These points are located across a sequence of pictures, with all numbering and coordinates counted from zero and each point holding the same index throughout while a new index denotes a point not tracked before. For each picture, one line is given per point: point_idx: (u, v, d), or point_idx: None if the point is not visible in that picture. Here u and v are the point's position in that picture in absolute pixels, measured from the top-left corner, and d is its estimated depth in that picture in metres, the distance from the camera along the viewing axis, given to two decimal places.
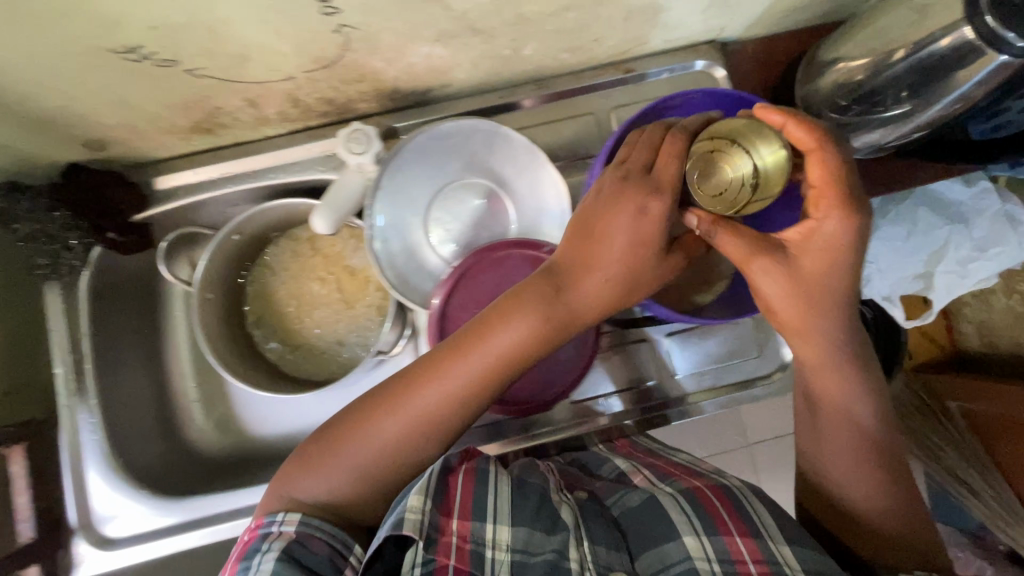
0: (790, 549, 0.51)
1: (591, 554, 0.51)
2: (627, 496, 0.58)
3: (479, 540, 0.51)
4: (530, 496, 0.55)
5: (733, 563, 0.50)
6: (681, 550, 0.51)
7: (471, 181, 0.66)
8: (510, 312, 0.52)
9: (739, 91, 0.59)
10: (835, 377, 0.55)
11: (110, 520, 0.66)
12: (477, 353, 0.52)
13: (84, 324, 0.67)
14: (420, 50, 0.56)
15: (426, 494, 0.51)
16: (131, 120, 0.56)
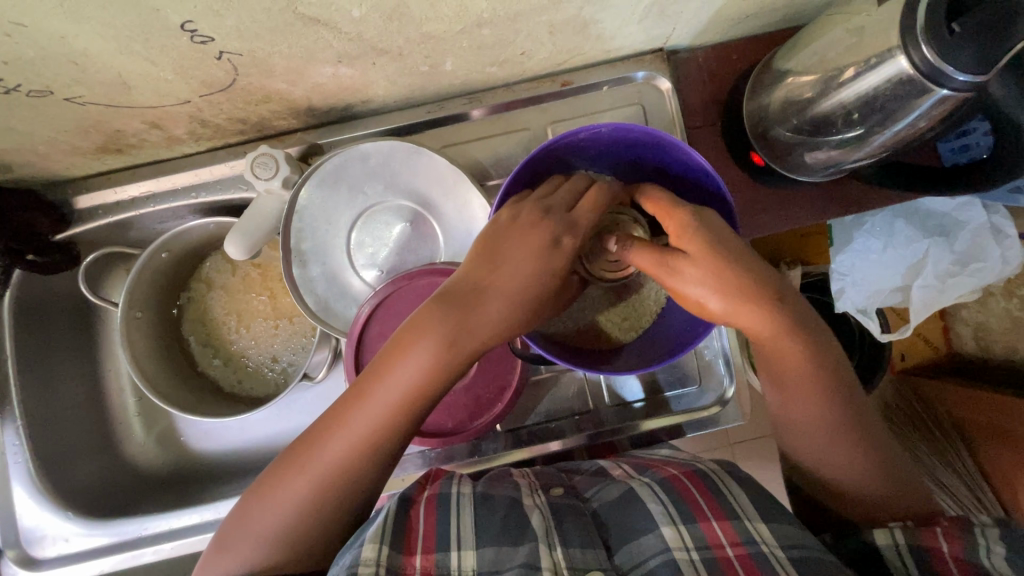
0: (766, 526, 0.49)
1: (565, 559, 0.48)
2: (604, 490, 0.58)
3: (445, 569, 0.48)
4: (496, 508, 0.54)
5: (711, 549, 0.47)
6: (659, 541, 0.49)
7: (396, 204, 0.63)
8: (409, 338, 0.46)
9: (649, 124, 0.51)
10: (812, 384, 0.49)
11: (41, 540, 0.66)
12: (379, 395, 0.47)
13: (8, 344, 0.65)
14: (325, 71, 0.53)
15: (382, 541, 0.47)
16: (28, 145, 0.54)
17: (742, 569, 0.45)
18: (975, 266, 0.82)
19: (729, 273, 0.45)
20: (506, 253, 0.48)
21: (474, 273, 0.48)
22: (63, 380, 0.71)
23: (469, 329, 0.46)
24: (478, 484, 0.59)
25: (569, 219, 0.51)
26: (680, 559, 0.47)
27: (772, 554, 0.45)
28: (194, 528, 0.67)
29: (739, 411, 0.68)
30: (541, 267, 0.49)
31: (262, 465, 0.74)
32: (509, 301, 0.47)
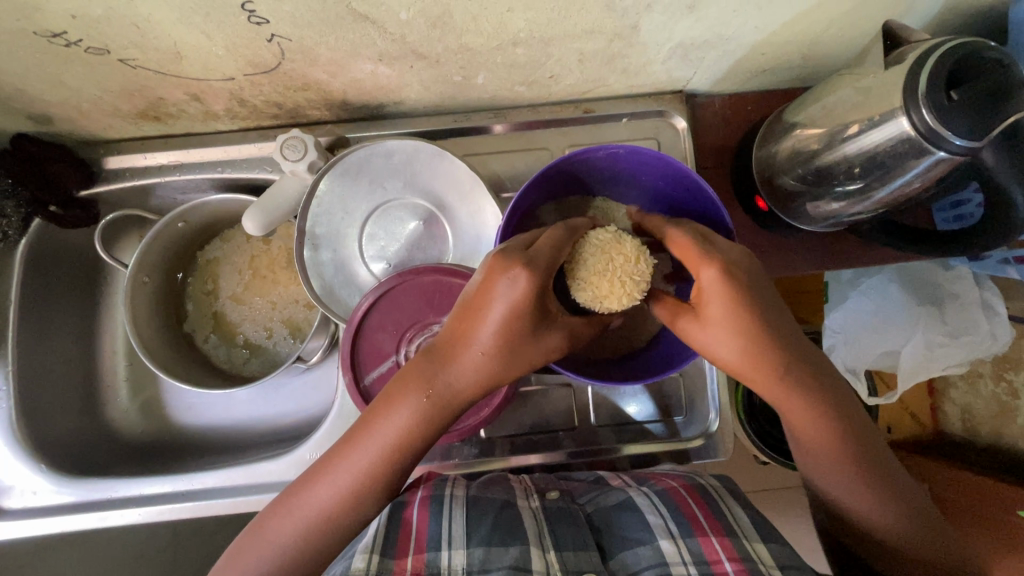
0: (764, 546, 0.49)
1: (558, 561, 0.50)
2: (604, 496, 0.59)
3: (434, 569, 0.48)
4: (488, 511, 0.55)
5: (709, 565, 0.47)
6: (657, 554, 0.50)
7: (411, 202, 0.65)
8: (408, 383, 0.49)
9: (662, 151, 0.54)
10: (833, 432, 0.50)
11: (8, 491, 0.65)
12: (376, 432, 0.50)
13: (14, 290, 0.66)
14: (365, 67, 0.56)
15: (372, 551, 0.48)
16: (74, 100, 0.57)
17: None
18: (966, 338, 0.83)
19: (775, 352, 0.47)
20: (476, 305, 0.47)
21: (453, 321, 0.49)
22: (59, 334, 0.72)
23: (456, 369, 0.48)
24: (472, 488, 0.60)
25: (533, 255, 0.47)
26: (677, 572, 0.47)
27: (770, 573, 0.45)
28: (165, 496, 0.66)
29: (722, 447, 0.69)
30: (518, 316, 0.46)
31: (242, 444, 0.75)
32: (484, 353, 0.47)
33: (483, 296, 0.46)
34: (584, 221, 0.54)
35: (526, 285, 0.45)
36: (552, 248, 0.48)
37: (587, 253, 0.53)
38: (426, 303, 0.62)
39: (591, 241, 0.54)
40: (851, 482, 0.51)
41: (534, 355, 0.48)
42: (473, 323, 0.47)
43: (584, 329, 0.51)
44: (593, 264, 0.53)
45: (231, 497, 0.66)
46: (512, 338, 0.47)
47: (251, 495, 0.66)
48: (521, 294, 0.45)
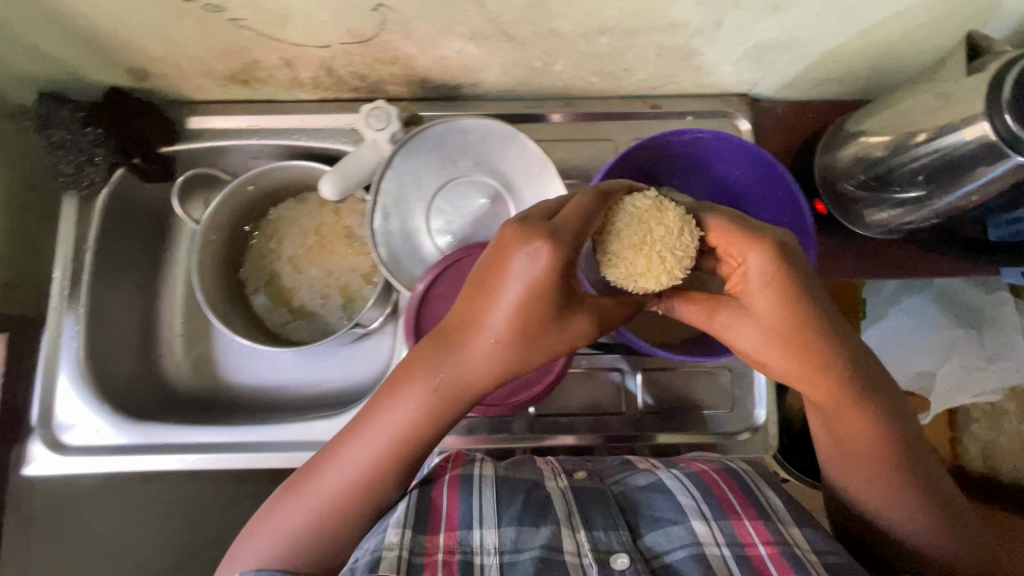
0: (799, 530, 0.52)
1: (588, 541, 0.51)
2: (632, 476, 0.59)
3: (467, 548, 0.50)
4: (519, 488, 0.55)
5: (742, 547, 0.50)
6: (689, 534, 0.52)
7: (479, 181, 0.67)
8: (426, 359, 0.48)
9: (746, 141, 0.56)
10: (859, 417, 0.51)
11: (70, 428, 0.66)
12: (392, 406, 0.49)
13: (92, 236, 0.69)
14: (453, 46, 0.58)
15: (405, 525, 0.50)
16: (175, 57, 0.60)
17: (775, 568, 0.48)
18: (1004, 364, 0.83)
19: (807, 339, 0.47)
20: (490, 286, 0.45)
21: (467, 300, 0.47)
22: (124, 284, 0.74)
23: (472, 351, 0.47)
24: (500, 466, 0.59)
25: (557, 226, 0.43)
26: (712, 554, 0.50)
27: (804, 557, 0.49)
28: (221, 445, 0.68)
29: (765, 442, 0.70)
30: (538, 300, 0.44)
31: (291, 404, 0.76)
32: (497, 338, 0.46)
33: (497, 278, 0.44)
34: (623, 182, 0.52)
35: (547, 263, 0.43)
36: (577, 225, 0.44)
37: (618, 222, 0.52)
38: None
39: (624, 207, 0.53)
40: (872, 470, 0.52)
41: (556, 340, 0.47)
42: (488, 303, 0.45)
43: (612, 306, 0.51)
44: (626, 233, 0.52)
45: (286, 450, 0.67)
46: (529, 322, 0.45)
47: (305, 450, 0.67)
48: (539, 275, 0.43)
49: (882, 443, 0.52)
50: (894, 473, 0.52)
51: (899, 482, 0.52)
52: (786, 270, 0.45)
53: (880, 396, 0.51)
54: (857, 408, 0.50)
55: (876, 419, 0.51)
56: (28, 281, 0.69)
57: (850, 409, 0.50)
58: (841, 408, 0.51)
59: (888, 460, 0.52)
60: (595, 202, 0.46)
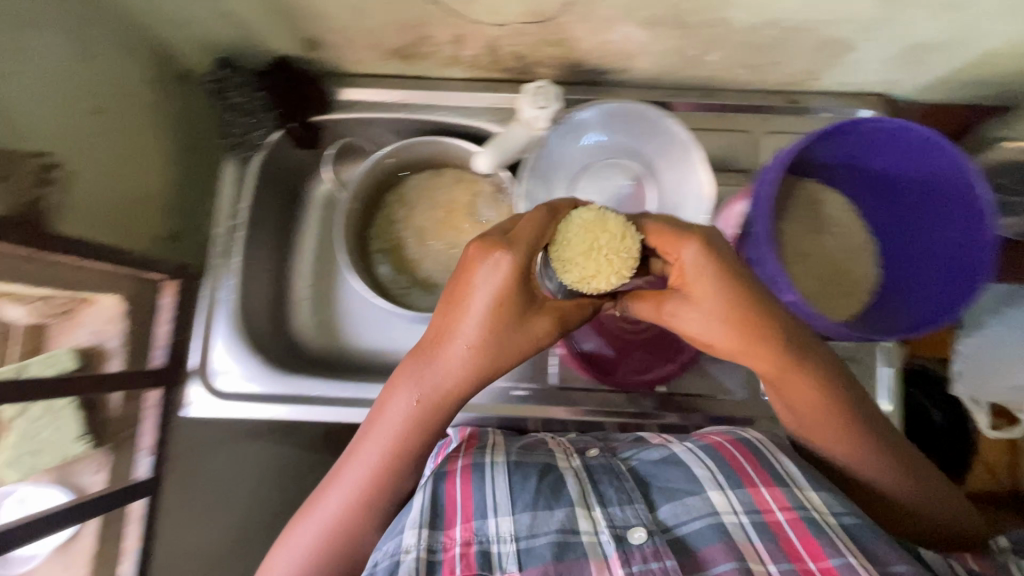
0: (818, 493, 0.49)
1: (605, 518, 0.49)
2: (645, 450, 0.56)
3: (484, 538, 0.48)
4: (531, 472, 0.52)
5: (760, 514, 0.48)
6: (706, 504, 0.49)
7: (622, 163, 0.70)
8: (410, 371, 0.50)
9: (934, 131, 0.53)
10: (837, 411, 0.50)
11: (221, 374, 0.68)
12: (382, 424, 0.51)
13: (248, 195, 0.73)
14: (622, 30, 0.61)
15: (425, 524, 0.48)
16: (353, 28, 0.63)
17: (794, 535, 0.47)
18: None
19: (768, 334, 0.46)
20: (459, 298, 0.47)
21: (443, 313, 0.49)
22: (263, 245, 0.77)
23: (454, 357, 0.48)
24: (512, 451, 0.56)
25: (511, 238, 0.46)
26: (728, 522, 0.48)
27: (822, 519, 0.47)
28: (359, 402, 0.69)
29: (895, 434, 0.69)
30: (491, 298, 0.46)
31: None
32: (473, 344, 0.47)
33: (465, 289, 0.47)
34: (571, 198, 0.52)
35: (508, 268, 0.45)
36: (530, 238, 0.46)
37: (573, 234, 0.47)
38: None
39: (575, 217, 0.48)
40: (869, 460, 0.51)
41: (522, 341, 0.48)
42: (467, 314, 0.47)
43: (571, 307, 0.50)
44: (580, 241, 0.47)
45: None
46: (498, 324, 0.47)
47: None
48: (501, 285, 0.45)
49: (866, 434, 0.51)
50: (881, 452, 0.52)
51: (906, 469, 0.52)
52: (721, 262, 0.45)
53: (829, 361, 0.50)
54: (802, 372, 0.48)
55: (838, 403, 0.50)
56: (189, 233, 0.74)
57: (813, 401, 0.49)
58: (820, 403, 0.50)
59: (885, 445, 0.52)
60: (542, 218, 0.47)
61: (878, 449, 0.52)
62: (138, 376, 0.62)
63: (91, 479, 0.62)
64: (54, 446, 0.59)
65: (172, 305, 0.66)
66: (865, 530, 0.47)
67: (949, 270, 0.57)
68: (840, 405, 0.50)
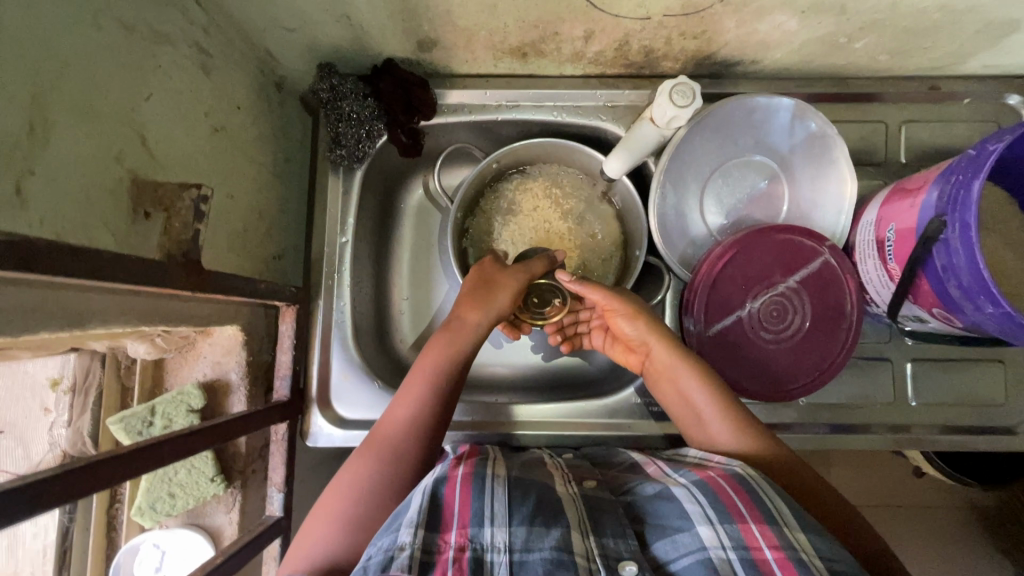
0: (806, 535, 0.43)
1: (598, 547, 0.43)
2: (641, 486, 0.52)
3: (479, 545, 0.42)
4: (531, 490, 0.47)
5: (748, 551, 0.42)
6: (695, 540, 0.44)
7: (755, 161, 0.66)
8: (411, 384, 0.56)
9: None
10: (737, 410, 0.56)
11: (343, 401, 0.65)
12: (382, 438, 0.53)
13: (353, 210, 0.69)
14: (774, 19, 0.56)
15: (417, 522, 0.42)
16: (477, 27, 0.58)
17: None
18: None
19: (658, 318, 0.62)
20: (468, 288, 0.63)
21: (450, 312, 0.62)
22: (366, 261, 0.73)
23: (453, 343, 0.59)
24: (512, 469, 0.52)
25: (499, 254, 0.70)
26: (716, 558, 0.42)
27: (812, 563, 0.41)
28: (490, 424, 0.69)
29: None
30: (496, 276, 0.63)
31: (530, 389, 0.76)
32: (469, 317, 0.60)
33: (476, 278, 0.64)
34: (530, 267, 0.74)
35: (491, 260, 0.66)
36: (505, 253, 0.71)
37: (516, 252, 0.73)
38: (777, 261, 0.62)
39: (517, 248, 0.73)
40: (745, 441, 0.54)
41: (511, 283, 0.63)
42: (477, 291, 0.62)
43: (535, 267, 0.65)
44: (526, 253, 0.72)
45: (564, 430, 0.68)
46: (488, 286, 0.62)
47: (578, 432, 0.68)
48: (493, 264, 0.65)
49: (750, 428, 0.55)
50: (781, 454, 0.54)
51: (810, 475, 0.52)
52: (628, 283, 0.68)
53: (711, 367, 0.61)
54: (689, 356, 0.59)
55: (723, 395, 0.57)
56: (294, 253, 0.70)
57: (717, 393, 0.57)
58: (723, 396, 0.57)
59: (769, 439, 0.55)
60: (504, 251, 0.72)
61: (757, 432, 0.55)
62: (273, 411, 0.57)
63: (222, 519, 0.60)
64: (190, 488, 0.58)
65: (292, 332, 0.61)
66: None
67: None
68: (740, 406, 0.57)
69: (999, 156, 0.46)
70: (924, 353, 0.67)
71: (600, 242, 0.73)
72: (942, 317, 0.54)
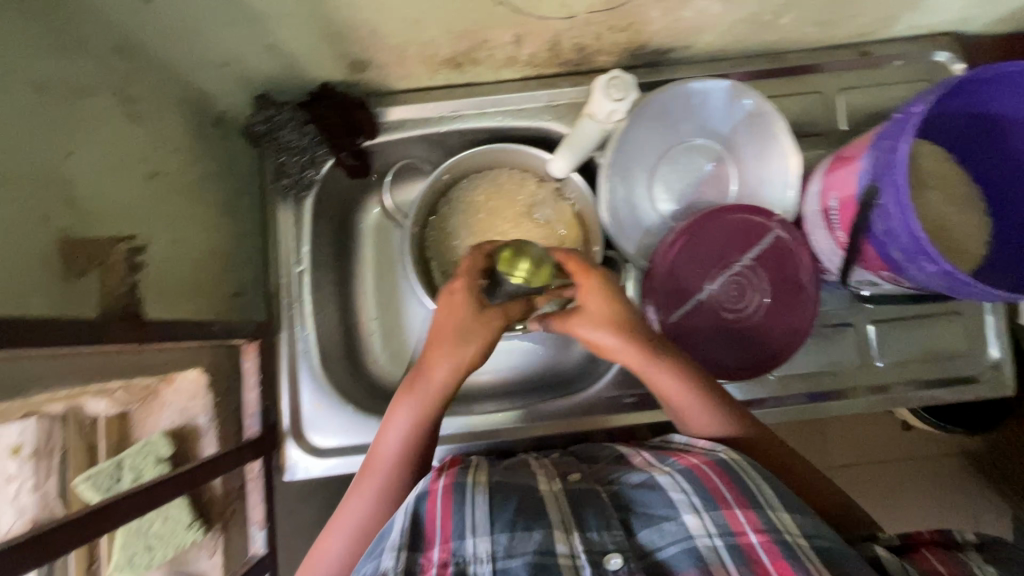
0: (790, 516, 0.45)
1: (583, 543, 0.43)
2: (625, 473, 0.51)
3: (461, 558, 0.42)
4: (512, 494, 0.47)
5: (733, 536, 0.44)
6: (681, 529, 0.45)
7: (699, 144, 0.67)
8: (390, 424, 0.56)
9: None
10: (724, 415, 0.56)
11: (318, 429, 0.65)
12: (370, 478, 0.55)
13: (307, 238, 0.68)
14: (698, 4, 0.57)
15: (399, 544, 0.43)
16: (406, 43, 0.58)
17: (768, 559, 0.42)
18: None
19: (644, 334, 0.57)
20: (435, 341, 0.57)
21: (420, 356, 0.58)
22: (328, 286, 0.72)
23: (424, 392, 0.56)
24: (494, 472, 0.51)
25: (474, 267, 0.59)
26: (703, 547, 0.43)
27: (795, 543, 0.43)
28: (466, 436, 0.69)
29: (1004, 380, 0.68)
30: (464, 330, 0.56)
31: (506, 394, 0.76)
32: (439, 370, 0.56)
33: (443, 327, 0.57)
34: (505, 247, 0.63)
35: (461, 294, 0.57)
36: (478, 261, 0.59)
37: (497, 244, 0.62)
38: (730, 242, 0.63)
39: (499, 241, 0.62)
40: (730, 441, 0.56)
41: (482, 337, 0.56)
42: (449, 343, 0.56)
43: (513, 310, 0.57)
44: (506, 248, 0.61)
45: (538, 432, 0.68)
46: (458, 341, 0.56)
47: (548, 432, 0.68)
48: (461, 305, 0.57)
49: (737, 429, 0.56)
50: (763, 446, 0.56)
51: (786, 457, 0.56)
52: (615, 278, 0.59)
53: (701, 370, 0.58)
54: (677, 369, 0.57)
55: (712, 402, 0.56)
56: (255, 288, 0.69)
57: (704, 403, 0.56)
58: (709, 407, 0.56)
59: (753, 434, 0.56)
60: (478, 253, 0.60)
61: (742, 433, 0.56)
62: (243, 454, 0.57)
63: (206, 564, 0.59)
64: (168, 537, 0.57)
65: (257, 368, 0.61)
66: (842, 557, 0.42)
67: None
68: (728, 406, 0.57)
69: (921, 118, 0.46)
70: (885, 313, 0.68)
71: (560, 237, 0.72)
72: (891, 279, 0.55)
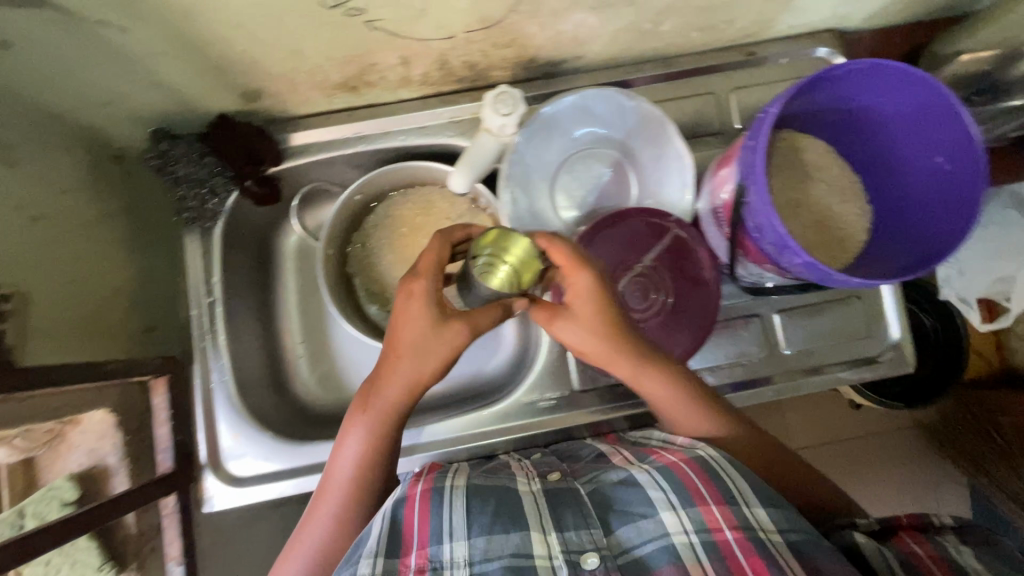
0: (762, 510, 0.46)
1: (558, 542, 0.45)
2: (605, 471, 0.52)
3: (437, 564, 0.44)
4: (490, 497, 0.48)
5: (708, 531, 0.45)
6: (658, 525, 0.46)
7: (598, 151, 0.68)
8: (349, 442, 0.56)
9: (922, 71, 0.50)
10: (691, 410, 0.57)
11: (236, 459, 0.65)
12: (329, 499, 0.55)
13: (217, 268, 0.68)
14: (574, 18, 0.59)
15: (377, 552, 0.44)
16: (293, 72, 0.59)
17: (742, 556, 0.43)
18: None
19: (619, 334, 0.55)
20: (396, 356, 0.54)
21: (381, 369, 0.55)
22: (246, 315, 0.72)
23: (384, 407, 0.55)
24: (474, 476, 0.52)
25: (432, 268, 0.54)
26: (680, 543, 0.45)
27: (768, 541, 0.44)
28: None
29: (905, 358, 0.71)
30: (426, 343, 0.53)
31: (433, 408, 0.76)
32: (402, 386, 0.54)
33: (403, 338, 0.54)
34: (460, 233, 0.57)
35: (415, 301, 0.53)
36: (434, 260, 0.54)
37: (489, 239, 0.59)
38: (628, 245, 0.65)
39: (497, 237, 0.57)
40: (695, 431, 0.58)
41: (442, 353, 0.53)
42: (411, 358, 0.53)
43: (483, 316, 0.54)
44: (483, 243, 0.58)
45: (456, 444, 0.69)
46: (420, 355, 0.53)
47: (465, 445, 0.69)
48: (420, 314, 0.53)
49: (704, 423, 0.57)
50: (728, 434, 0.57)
51: (750, 444, 0.58)
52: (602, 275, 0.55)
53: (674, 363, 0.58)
54: (652, 369, 0.56)
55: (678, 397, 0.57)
56: (170, 322, 0.69)
57: (670, 397, 0.57)
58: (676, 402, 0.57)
59: (717, 423, 0.58)
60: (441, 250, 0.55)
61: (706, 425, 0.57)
62: (149, 491, 0.58)
63: None
64: None
65: (167, 404, 0.62)
66: (813, 548, 0.44)
67: (945, 204, 0.55)
68: (699, 399, 0.58)
69: (774, 117, 0.49)
70: (788, 302, 0.70)
71: None
72: (776, 270, 0.56)
